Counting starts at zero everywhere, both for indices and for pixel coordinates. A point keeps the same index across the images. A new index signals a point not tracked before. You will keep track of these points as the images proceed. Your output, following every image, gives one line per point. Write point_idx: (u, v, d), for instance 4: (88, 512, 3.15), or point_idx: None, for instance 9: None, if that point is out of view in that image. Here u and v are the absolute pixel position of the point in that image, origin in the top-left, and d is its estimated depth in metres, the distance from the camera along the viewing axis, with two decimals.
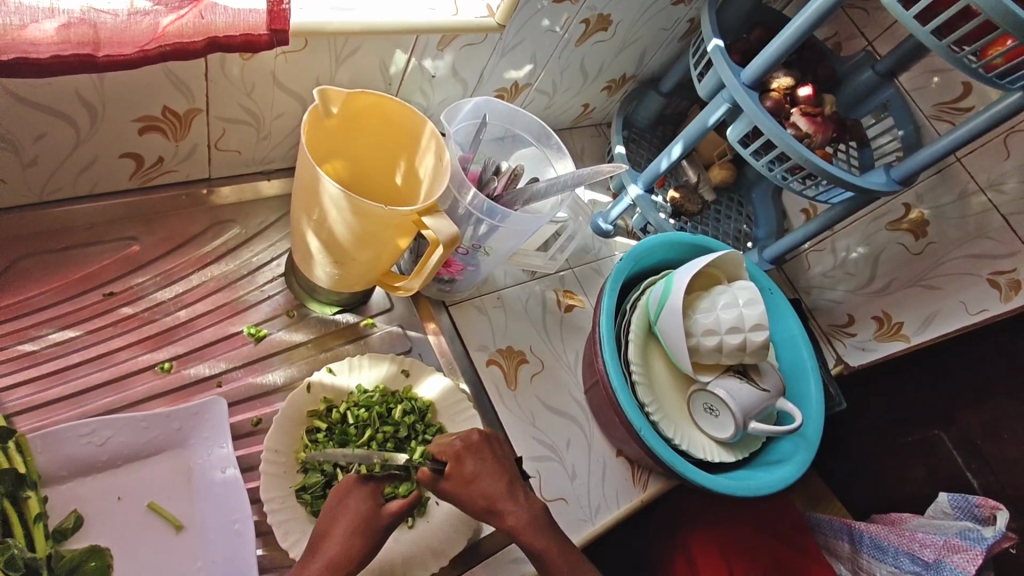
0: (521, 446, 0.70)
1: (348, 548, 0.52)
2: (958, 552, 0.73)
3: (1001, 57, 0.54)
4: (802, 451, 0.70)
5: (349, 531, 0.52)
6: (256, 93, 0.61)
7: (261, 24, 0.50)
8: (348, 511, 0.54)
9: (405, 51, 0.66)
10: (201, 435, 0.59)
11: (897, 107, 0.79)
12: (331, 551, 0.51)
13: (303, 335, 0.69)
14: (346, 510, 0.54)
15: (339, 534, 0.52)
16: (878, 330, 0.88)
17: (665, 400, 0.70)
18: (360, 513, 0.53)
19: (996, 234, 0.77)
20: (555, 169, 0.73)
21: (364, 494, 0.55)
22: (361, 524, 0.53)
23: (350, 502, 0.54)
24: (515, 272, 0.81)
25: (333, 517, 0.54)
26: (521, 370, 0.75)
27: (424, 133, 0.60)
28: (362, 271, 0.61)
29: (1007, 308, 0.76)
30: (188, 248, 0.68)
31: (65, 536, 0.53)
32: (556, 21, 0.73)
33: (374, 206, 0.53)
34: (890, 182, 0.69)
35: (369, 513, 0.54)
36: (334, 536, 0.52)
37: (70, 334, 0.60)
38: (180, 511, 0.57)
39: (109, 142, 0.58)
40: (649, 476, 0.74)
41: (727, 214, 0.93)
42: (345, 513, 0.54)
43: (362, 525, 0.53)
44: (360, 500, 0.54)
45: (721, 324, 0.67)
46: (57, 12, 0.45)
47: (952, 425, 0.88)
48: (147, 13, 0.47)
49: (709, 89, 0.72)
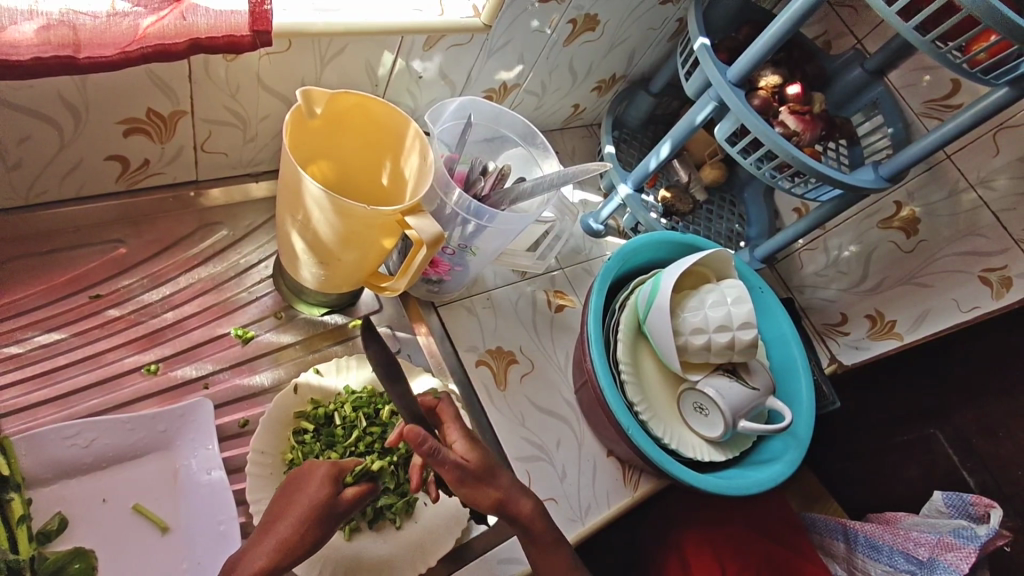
0: (510, 447, 0.70)
1: (300, 532, 0.49)
2: (952, 550, 0.72)
3: (985, 52, 0.54)
4: (792, 450, 0.70)
5: (304, 516, 0.50)
6: (241, 95, 0.61)
7: (244, 25, 0.50)
8: (307, 496, 0.51)
9: (391, 52, 0.66)
10: (189, 436, 0.59)
11: (886, 105, 0.79)
12: (281, 533, 0.49)
13: (291, 336, 0.69)
14: (305, 493, 0.52)
15: (293, 517, 0.50)
16: (871, 328, 0.88)
17: (655, 399, 0.70)
18: (318, 495, 0.51)
19: (986, 231, 0.77)
20: (542, 169, 0.73)
21: (325, 478, 0.53)
22: (317, 512, 0.50)
23: (310, 484, 0.52)
24: (505, 272, 0.81)
25: (292, 499, 0.52)
26: (511, 371, 0.75)
27: (409, 133, 0.60)
28: (348, 271, 0.61)
29: (998, 305, 0.76)
30: (176, 249, 0.68)
31: (49, 538, 0.53)
32: (545, 21, 0.73)
33: (356, 206, 0.53)
34: (878, 179, 0.69)
35: (326, 500, 0.51)
36: (288, 519, 0.50)
37: (56, 337, 0.60)
38: (167, 513, 0.57)
39: (94, 145, 0.58)
40: (640, 475, 0.74)
41: (718, 214, 0.93)
42: (304, 495, 0.51)
43: (318, 510, 0.51)
44: (321, 483, 0.52)
45: (709, 323, 0.67)
46: (37, 14, 0.45)
47: (946, 423, 0.87)
48: (127, 15, 0.48)
49: (697, 88, 0.72)
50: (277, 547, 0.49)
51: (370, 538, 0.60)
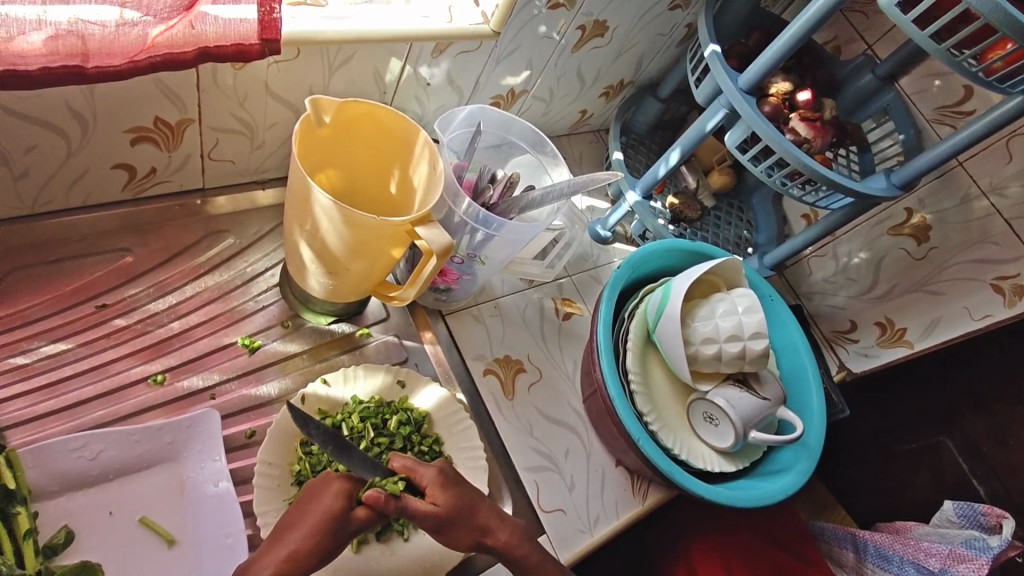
0: (518, 457, 0.70)
1: (311, 543, 0.49)
2: (964, 561, 0.71)
3: (1002, 61, 0.53)
4: (803, 460, 0.70)
5: (316, 527, 0.50)
6: (249, 102, 0.61)
7: (252, 33, 0.50)
8: (320, 506, 0.51)
9: (400, 59, 0.65)
10: (195, 448, 0.59)
11: (897, 111, 0.78)
12: (292, 544, 0.49)
13: (298, 345, 0.68)
14: (319, 505, 0.51)
15: (306, 527, 0.50)
16: (881, 335, 0.87)
17: (665, 409, 0.69)
18: (332, 508, 0.51)
19: (999, 239, 0.76)
20: (551, 177, 0.73)
21: (339, 491, 0.52)
22: (328, 523, 0.50)
23: (325, 497, 0.51)
24: (512, 280, 0.81)
25: (306, 511, 0.51)
26: (519, 379, 0.74)
27: (418, 141, 0.60)
28: (356, 281, 0.61)
29: (1009, 314, 0.75)
30: (182, 258, 0.68)
31: (55, 552, 0.52)
32: (554, 27, 0.72)
33: (366, 216, 0.52)
34: (891, 186, 0.68)
35: (339, 512, 0.51)
36: (300, 528, 0.50)
37: (62, 347, 0.60)
38: (173, 525, 0.56)
39: (102, 153, 0.58)
40: (648, 485, 0.73)
41: (727, 220, 0.93)
42: (318, 507, 0.51)
43: (330, 523, 0.50)
44: (335, 497, 0.51)
45: (720, 333, 0.66)
46: (45, 24, 0.44)
47: (955, 430, 0.87)
48: (135, 23, 0.47)
49: (707, 93, 0.71)
50: (287, 557, 0.48)
51: (378, 550, 0.59)
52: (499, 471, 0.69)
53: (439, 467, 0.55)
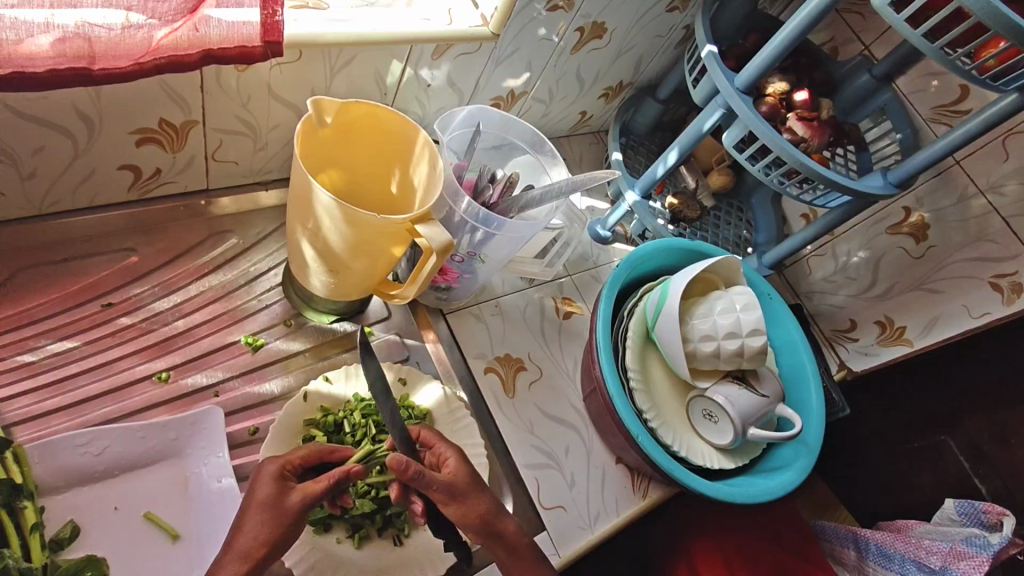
0: (520, 455, 0.70)
1: (261, 532, 0.49)
2: (964, 559, 0.71)
3: (995, 59, 0.53)
4: (802, 458, 0.70)
5: (259, 516, 0.49)
6: (252, 104, 0.62)
7: (255, 35, 0.51)
8: (259, 494, 0.51)
9: (400, 61, 0.66)
10: (198, 444, 0.60)
11: (895, 111, 0.79)
12: (243, 541, 0.48)
13: (300, 344, 0.69)
14: (256, 493, 0.51)
15: (252, 523, 0.49)
16: (881, 334, 0.88)
17: (664, 406, 0.70)
18: (269, 493, 0.51)
19: (996, 237, 0.76)
20: (550, 176, 0.74)
21: (271, 475, 0.52)
22: (269, 507, 0.50)
23: (259, 486, 0.51)
24: (512, 279, 0.82)
25: (245, 506, 0.51)
26: (520, 377, 0.75)
27: (418, 142, 0.61)
28: (357, 279, 0.62)
29: (1008, 312, 0.75)
30: (186, 257, 0.69)
31: (61, 546, 0.53)
32: (553, 30, 0.73)
33: (367, 214, 0.53)
34: (887, 185, 0.68)
35: (278, 493, 0.51)
36: (246, 526, 0.49)
37: (68, 345, 0.61)
38: (178, 521, 0.57)
39: (107, 154, 0.59)
40: (649, 483, 0.74)
41: (726, 220, 0.93)
42: (255, 496, 0.51)
43: (270, 507, 0.50)
44: (269, 484, 0.51)
45: (719, 330, 0.67)
46: (53, 26, 0.45)
47: (956, 430, 0.86)
48: (141, 26, 0.48)
49: (704, 95, 0.72)
50: (243, 555, 0.48)
51: (380, 545, 0.60)
52: (500, 469, 0.69)
53: (459, 450, 0.58)
